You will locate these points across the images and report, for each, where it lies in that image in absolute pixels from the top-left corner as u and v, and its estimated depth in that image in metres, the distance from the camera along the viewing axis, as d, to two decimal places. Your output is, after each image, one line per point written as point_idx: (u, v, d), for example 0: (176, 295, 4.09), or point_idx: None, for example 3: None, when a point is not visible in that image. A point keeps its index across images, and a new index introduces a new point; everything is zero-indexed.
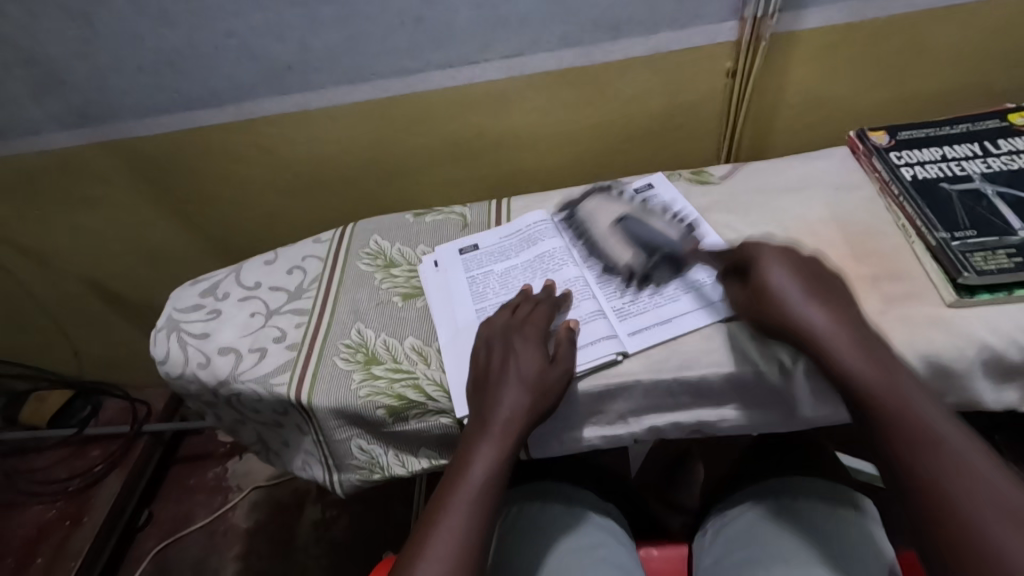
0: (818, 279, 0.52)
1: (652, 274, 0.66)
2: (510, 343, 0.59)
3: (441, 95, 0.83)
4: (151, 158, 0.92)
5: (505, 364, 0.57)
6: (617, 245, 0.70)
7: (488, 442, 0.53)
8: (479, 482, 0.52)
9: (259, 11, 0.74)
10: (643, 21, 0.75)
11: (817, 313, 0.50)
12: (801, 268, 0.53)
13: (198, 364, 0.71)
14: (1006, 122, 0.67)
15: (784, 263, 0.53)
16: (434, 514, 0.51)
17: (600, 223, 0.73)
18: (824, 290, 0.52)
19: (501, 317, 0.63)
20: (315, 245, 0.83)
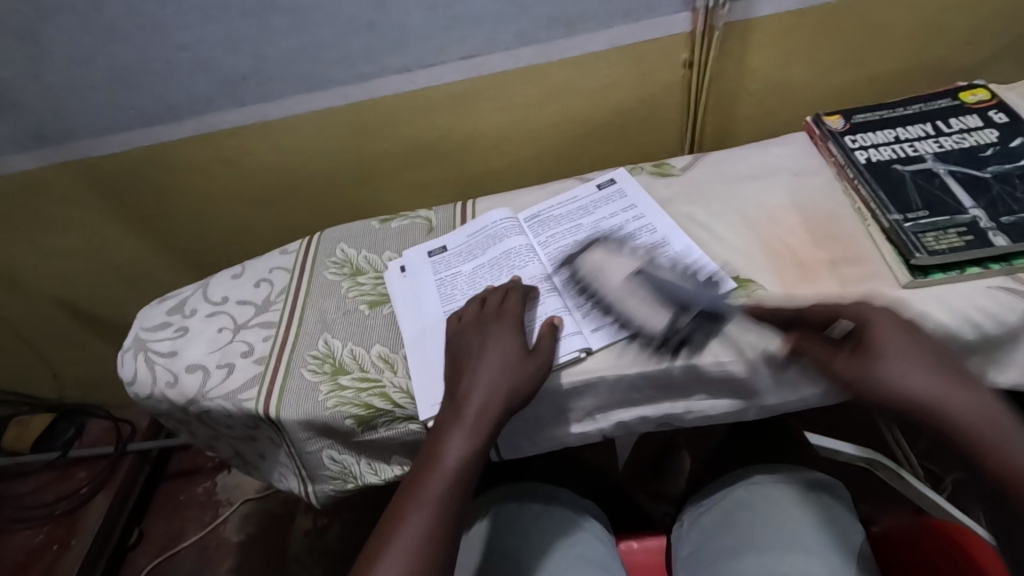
0: (897, 331, 0.48)
1: (736, 282, 0.61)
2: (485, 332, 0.59)
3: (400, 100, 0.82)
4: (113, 176, 0.91)
5: (479, 353, 0.57)
6: (705, 244, 0.66)
7: (462, 428, 0.53)
8: (451, 469, 0.52)
9: (209, 24, 0.73)
10: (597, 16, 0.74)
11: (898, 376, 0.46)
12: (886, 326, 0.48)
13: (166, 383, 0.70)
14: (958, 100, 0.67)
15: (879, 325, 0.48)
16: (406, 494, 0.51)
17: (692, 216, 0.69)
18: (919, 347, 0.47)
19: (475, 310, 0.62)
20: (282, 256, 0.82)
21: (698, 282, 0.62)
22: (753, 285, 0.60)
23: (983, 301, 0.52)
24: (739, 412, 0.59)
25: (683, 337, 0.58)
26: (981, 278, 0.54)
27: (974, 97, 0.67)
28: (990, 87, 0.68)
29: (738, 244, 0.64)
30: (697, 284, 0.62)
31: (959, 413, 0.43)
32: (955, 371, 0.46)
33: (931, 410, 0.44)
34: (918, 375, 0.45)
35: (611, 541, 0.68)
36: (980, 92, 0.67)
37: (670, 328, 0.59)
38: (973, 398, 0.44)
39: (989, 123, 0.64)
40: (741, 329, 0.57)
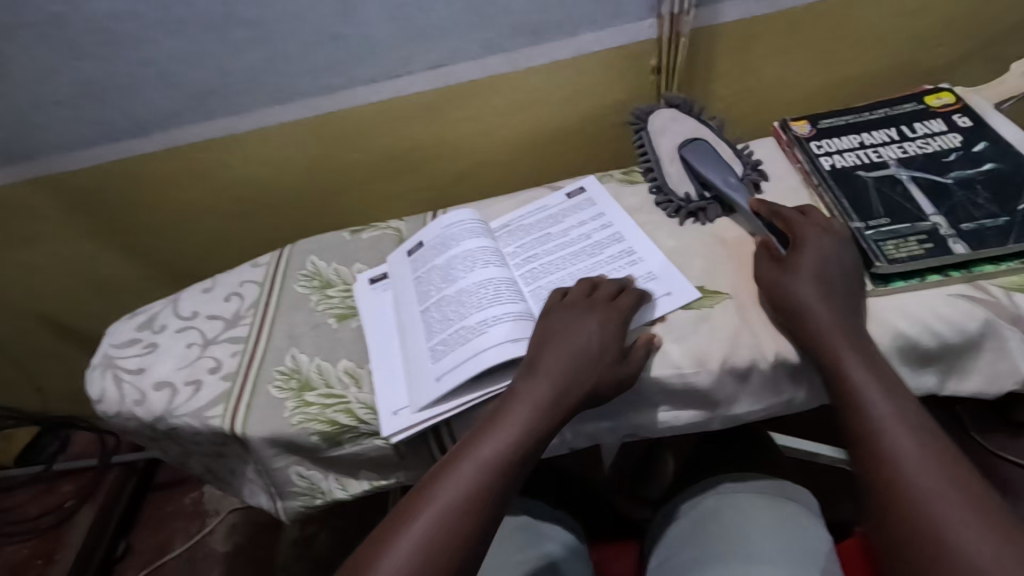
0: (823, 266, 0.53)
1: (700, 211, 0.68)
2: (588, 314, 0.56)
3: (369, 110, 0.82)
4: (85, 191, 0.91)
5: (580, 343, 0.54)
6: (676, 173, 0.70)
7: (534, 398, 0.52)
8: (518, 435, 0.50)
9: (173, 38, 0.73)
10: (562, 24, 0.74)
11: (811, 297, 0.52)
12: (820, 263, 0.53)
13: (134, 401, 0.70)
14: (923, 104, 0.67)
15: (807, 250, 0.54)
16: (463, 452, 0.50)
17: (663, 146, 0.72)
18: (834, 286, 0.53)
19: (580, 293, 0.59)
20: (253, 269, 0.82)
21: (664, 292, 0.61)
22: (719, 295, 0.60)
23: (943, 310, 0.52)
24: (705, 422, 0.59)
25: (698, 208, 0.68)
26: (942, 285, 0.53)
27: (940, 101, 0.67)
28: (955, 91, 0.67)
29: (702, 174, 0.68)
30: (663, 294, 0.61)
31: (885, 409, 0.46)
32: (858, 322, 0.51)
33: (819, 327, 0.51)
34: (824, 299, 0.52)
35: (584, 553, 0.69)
36: (945, 96, 0.67)
37: (693, 196, 0.69)
38: (866, 344, 0.50)
39: (953, 128, 0.63)
40: (705, 339, 0.57)
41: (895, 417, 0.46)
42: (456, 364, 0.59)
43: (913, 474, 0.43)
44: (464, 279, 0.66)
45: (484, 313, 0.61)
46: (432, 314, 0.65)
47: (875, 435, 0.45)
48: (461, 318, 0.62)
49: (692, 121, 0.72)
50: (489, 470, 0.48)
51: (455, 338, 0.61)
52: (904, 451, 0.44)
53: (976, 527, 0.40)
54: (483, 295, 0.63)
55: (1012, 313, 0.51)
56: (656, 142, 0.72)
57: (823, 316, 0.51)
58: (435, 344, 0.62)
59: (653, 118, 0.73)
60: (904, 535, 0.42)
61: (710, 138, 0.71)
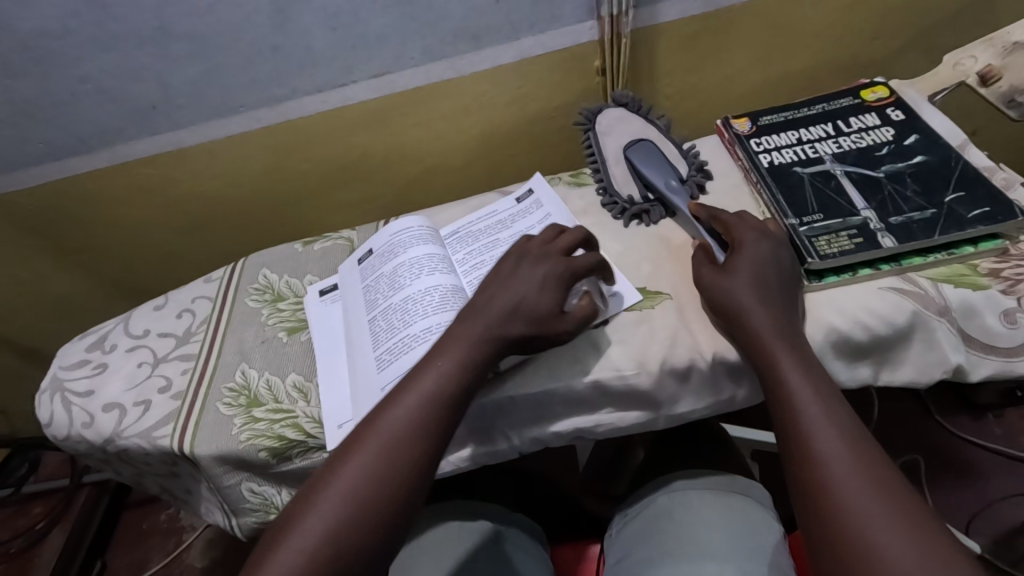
0: (762, 267, 0.53)
1: (643, 214, 0.68)
2: (536, 268, 0.56)
3: (315, 120, 0.81)
4: (33, 211, 0.89)
5: (520, 296, 0.54)
6: (621, 175, 0.71)
7: (445, 359, 0.52)
8: (428, 395, 0.50)
9: (107, 55, 0.72)
10: (502, 28, 0.74)
11: (749, 300, 0.51)
12: (757, 262, 0.53)
13: (83, 424, 0.69)
14: (859, 98, 0.68)
15: (742, 250, 0.55)
16: (361, 432, 0.49)
17: (609, 147, 0.72)
18: (771, 285, 0.52)
19: (541, 241, 0.59)
20: (205, 285, 0.81)
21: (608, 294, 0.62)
22: (660, 296, 0.60)
23: (874, 303, 0.53)
24: (650, 422, 0.59)
25: (641, 209, 0.68)
26: (873, 279, 0.54)
27: (875, 95, 0.67)
28: (890, 84, 0.68)
29: (644, 176, 0.68)
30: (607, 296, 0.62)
31: (815, 405, 0.46)
32: (795, 326, 0.51)
33: (759, 330, 0.50)
34: (760, 301, 0.51)
35: (545, 555, 0.70)
36: (880, 89, 0.68)
37: (637, 199, 0.69)
38: (802, 348, 0.50)
39: (887, 121, 0.64)
40: (644, 341, 0.57)
41: (827, 418, 0.45)
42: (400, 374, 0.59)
43: (840, 478, 0.42)
44: (409, 287, 0.65)
45: (429, 321, 0.61)
46: (379, 324, 0.65)
47: (808, 440, 0.44)
48: (407, 327, 0.62)
49: (638, 121, 0.72)
50: (388, 446, 0.47)
51: (401, 348, 0.61)
52: (832, 455, 0.43)
53: (897, 532, 0.39)
54: (428, 303, 0.63)
55: (939, 304, 0.52)
56: (603, 141, 0.72)
57: (759, 318, 0.51)
58: (381, 354, 0.62)
59: (601, 115, 0.73)
60: (827, 540, 0.41)
61: (655, 138, 0.72)
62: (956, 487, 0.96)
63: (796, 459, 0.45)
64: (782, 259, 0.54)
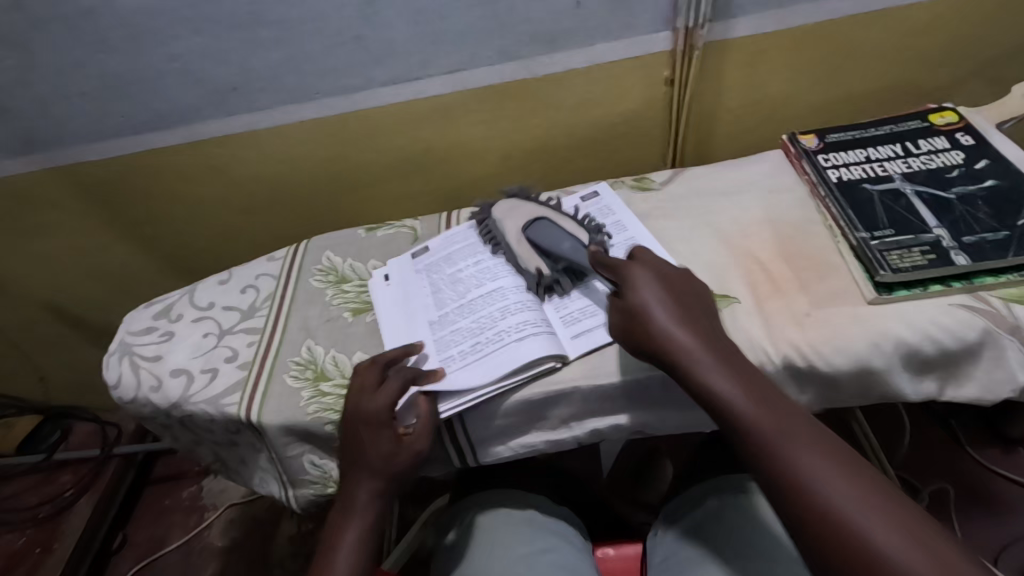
0: (679, 295, 0.55)
1: (556, 284, 0.67)
2: (367, 426, 0.57)
3: (386, 111, 0.83)
4: (101, 182, 0.92)
5: (362, 456, 0.57)
6: (523, 252, 0.70)
7: (370, 477, 0.56)
8: (371, 503, 0.57)
9: (198, 35, 0.75)
10: (579, 34, 0.76)
11: (682, 334, 0.52)
12: (666, 286, 0.55)
13: (150, 388, 0.71)
14: (927, 122, 0.70)
15: (650, 279, 0.56)
16: (328, 547, 0.56)
17: (509, 232, 0.72)
18: (689, 310, 0.54)
19: (356, 389, 0.59)
20: (268, 263, 0.83)
21: None
22: (728, 298, 0.61)
23: (944, 318, 0.54)
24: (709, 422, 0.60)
25: (552, 281, 0.66)
26: (944, 295, 0.55)
27: (943, 119, 0.69)
28: (959, 110, 0.70)
29: (546, 247, 0.68)
30: None
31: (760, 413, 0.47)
32: (722, 340, 0.53)
33: (700, 365, 0.50)
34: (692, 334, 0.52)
35: (587, 548, 0.71)
36: (948, 115, 0.70)
37: (546, 271, 0.67)
38: (734, 359, 0.51)
39: (956, 145, 0.66)
40: None
41: (788, 434, 0.46)
42: (465, 367, 0.61)
43: (830, 489, 0.43)
44: (474, 294, 0.69)
45: (497, 327, 0.64)
46: (445, 324, 0.67)
47: (789, 459, 0.45)
48: (475, 331, 0.64)
49: (528, 206, 0.74)
50: (357, 556, 0.55)
51: (472, 347, 0.63)
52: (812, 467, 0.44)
53: (895, 532, 0.40)
54: (494, 310, 0.66)
55: (1010, 323, 0.53)
56: (501, 226, 0.73)
57: (697, 352, 0.51)
58: (449, 352, 0.64)
59: (493, 215, 0.75)
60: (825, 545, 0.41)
61: (549, 213, 0.72)
62: (989, 517, 0.96)
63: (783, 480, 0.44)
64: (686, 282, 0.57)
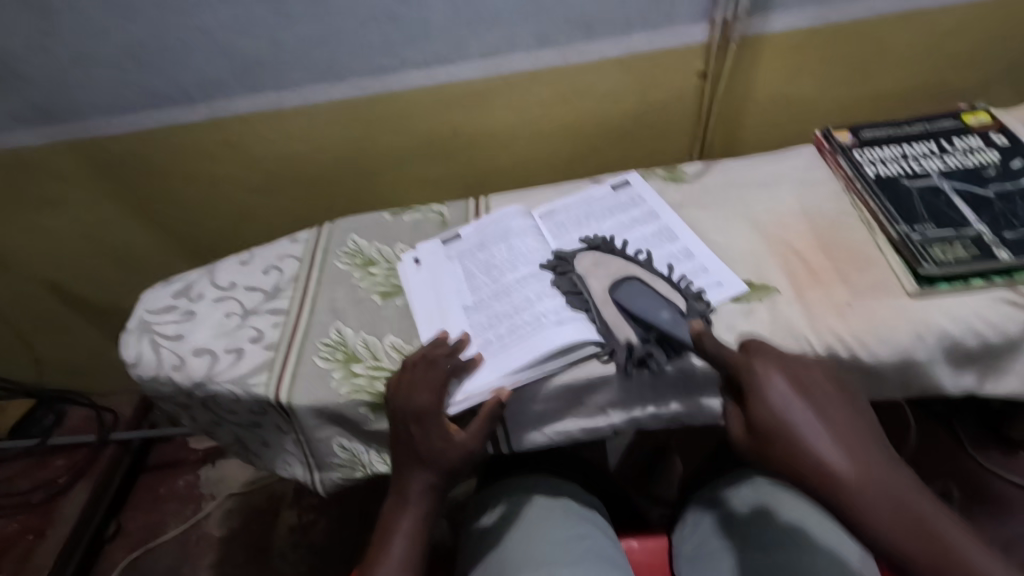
0: (818, 399, 0.45)
1: (648, 359, 0.58)
2: (418, 422, 0.57)
3: (417, 94, 0.82)
4: (116, 157, 0.89)
5: (415, 452, 0.58)
6: (610, 317, 0.61)
7: (423, 470, 0.58)
8: (425, 493, 0.58)
9: (231, 8, 0.73)
10: (616, 22, 0.76)
11: (840, 464, 0.42)
12: (804, 394, 0.45)
13: (172, 366, 0.69)
14: (960, 121, 0.70)
15: (779, 382, 0.46)
16: (385, 532, 0.59)
17: (595, 288, 0.63)
18: (836, 419, 0.44)
19: (405, 384, 0.59)
20: (291, 244, 0.82)
21: (714, 283, 0.62)
22: (768, 289, 0.61)
23: (986, 311, 0.55)
24: None
25: (644, 354, 0.58)
26: (985, 289, 0.56)
27: (976, 119, 0.70)
28: (991, 110, 0.71)
29: (641, 314, 0.59)
30: (713, 285, 0.62)
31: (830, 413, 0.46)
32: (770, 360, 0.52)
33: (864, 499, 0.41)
34: (849, 457, 0.42)
35: (613, 535, 0.70)
36: (981, 114, 0.71)
37: (635, 341, 0.59)
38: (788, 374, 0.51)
39: (991, 144, 0.67)
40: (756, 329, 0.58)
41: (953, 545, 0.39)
42: (504, 351, 0.61)
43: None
44: (509, 280, 0.68)
45: (534, 312, 0.63)
46: (480, 308, 0.66)
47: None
48: (512, 315, 0.64)
49: (616, 261, 0.65)
50: (412, 542, 0.58)
51: (509, 332, 0.62)
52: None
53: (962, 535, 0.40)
54: (530, 295, 0.65)
55: None
56: (586, 283, 0.64)
57: (858, 482, 0.41)
58: (486, 336, 0.63)
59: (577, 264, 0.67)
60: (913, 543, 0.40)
61: (642, 274, 0.63)
62: None
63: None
64: (821, 380, 0.47)
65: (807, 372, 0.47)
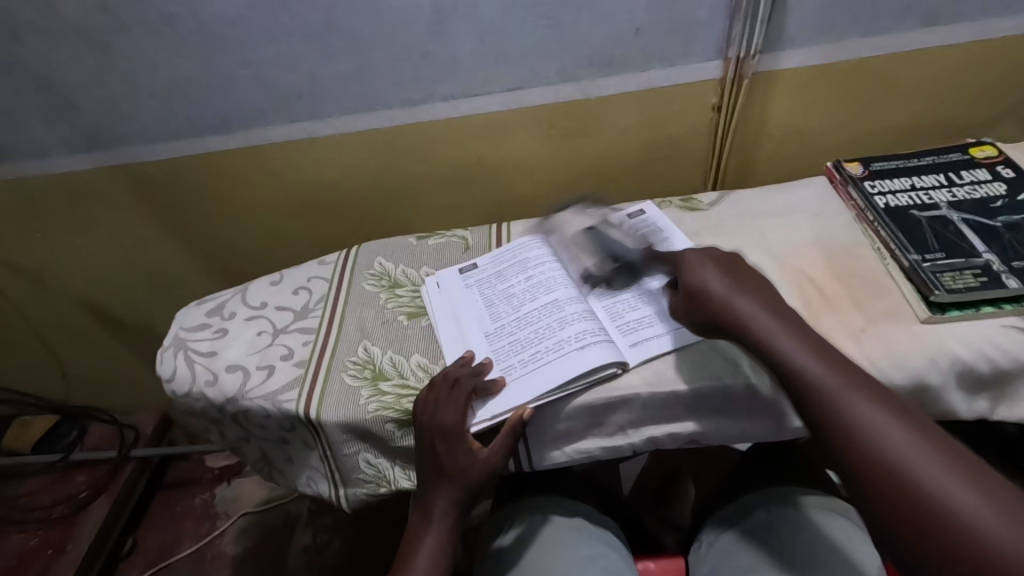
0: (734, 273, 0.58)
1: (608, 280, 0.72)
2: (444, 439, 0.59)
3: (443, 125, 0.87)
4: (155, 181, 0.94)
5: (440, 467, 0.60)
6: (575, 250, 0.75)
7: (447, 486, 0.60)
8: (449, 510, 0.60)
9: (273, 44, 0.78)
10: (635, 58, 0.80)
11: (741, 306, 0.54)
12: (726, 267, 0.59)
13: (205, 381, 0.72)
14: (968, 155, 0.73)
15: (707, 259, 0.60)
16: (410, 549, 0.60)
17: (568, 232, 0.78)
18: (746, 280, 0.57)
19: (432, 402, 0.61)
20: (320, 266, 0.85)
21: None
22: None
23: (996, 337, 0.56)
24: (762, 434, 0.62)
25: (604, 279, 0.72)
26: (995, 317, 0.58)
27: (983, 153, 0.73)
28: (997, 144, 0.74)
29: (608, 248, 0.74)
30: None
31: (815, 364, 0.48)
32: (773, 302, 0.55)
33: (761, 335, 0.52)
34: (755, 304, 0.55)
35: (629, 556, 0.71)
36: (988, 149, 0.73)
37: (596, 269, 0.72)
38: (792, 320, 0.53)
39: (998, 177, 0.69)
40: None
41: (938, 507, 0.39)
42: (528, 375, 0.63)
43: (894, 445, 0.42)
44: (529, 307, 0.71)
45: (556, 337, 0.65)
46: (503, 333, 0.69)
47: (842, 421, 0.45)
48: (535, 341, 0.66)
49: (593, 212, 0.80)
50: (437, 558, 0.59)
51: (532, 357, 0.64)
52: (874, 426, 0.43)
53: (967, 489, 0.39)
54: (551, 320, 0.68)
55: None
56: (566, 224, 0.79)
57: (755, 319, 0.53)
58: (510, 361, 0.65)
59: (556, 218, 0.82)
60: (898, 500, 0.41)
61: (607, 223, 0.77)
62: None
63: (839, 438, 0.45)
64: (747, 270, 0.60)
65: (727, 256, 0.61)
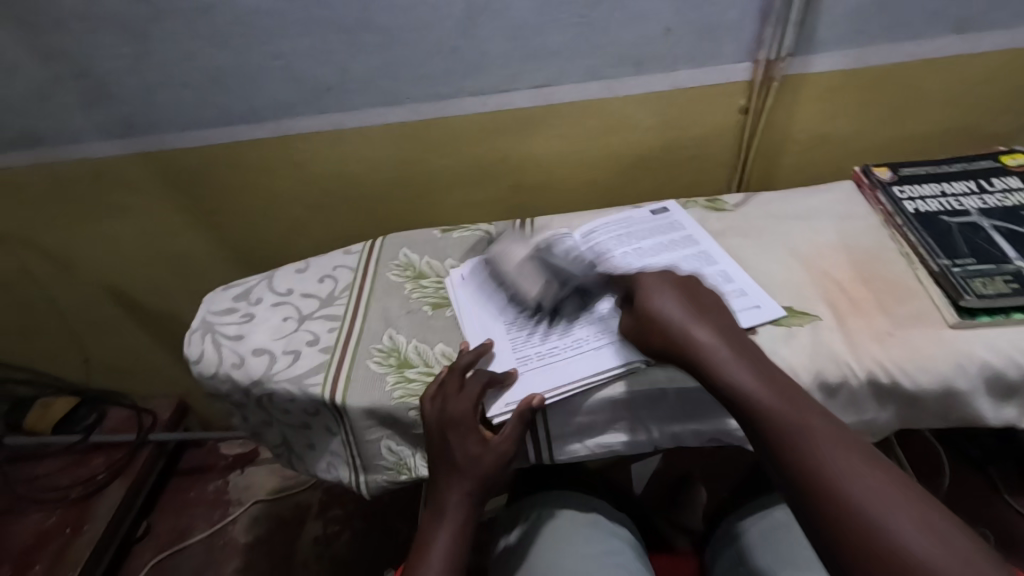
0: (694, 300, 0.58)
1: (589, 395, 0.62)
2: (452, 429, 0.60)
3: (471, 120, 0.87)
4: (185, 169, 0.96)
5: (451, 460, 0.61)
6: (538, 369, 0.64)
7: (457, 474, 0.60)
8: (461, 499, 0.60)
9: (307, 36, 0.80)
10: (665, 58, 0.81)
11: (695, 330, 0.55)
12: (683, 294, 0.59)
13: (232, 364, 0.73)
14: (999, 162, 0.73)
15: (667, 287, 0.60)
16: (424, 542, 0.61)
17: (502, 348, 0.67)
18: (696, 307, 0.58)
19: (441, 394, 0.62)
20: (345, 256, 0.86)
21: (753, 304, 0.64)
22: (808, 315, 0.63)
23: None
24: None
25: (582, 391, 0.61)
26: None
27: (1015, 161, 0.73)
28: None
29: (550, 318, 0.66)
30: (751, 306, 0.64)
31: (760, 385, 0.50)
32: (731, 330, 0.56)
33: (724, 366, 0.52)
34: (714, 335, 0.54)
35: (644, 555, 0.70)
36: (1020, 157, 0.73)
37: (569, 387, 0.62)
38: (744, 348, 0.53)
39: None
40: (795, 352, 0.59)
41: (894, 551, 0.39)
42: (542, 369, 0.64)
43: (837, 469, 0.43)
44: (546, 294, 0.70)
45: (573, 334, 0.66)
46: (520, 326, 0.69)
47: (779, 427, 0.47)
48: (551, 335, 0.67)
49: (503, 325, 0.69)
50: (450, 547, 0.59)
51: (548, 349, 0.65)
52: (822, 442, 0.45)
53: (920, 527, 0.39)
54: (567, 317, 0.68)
55: None
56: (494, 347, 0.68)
57: (710, 345, 0.54)
58: (525, 352, 0.66)
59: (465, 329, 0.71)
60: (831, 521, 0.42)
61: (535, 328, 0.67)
62: None
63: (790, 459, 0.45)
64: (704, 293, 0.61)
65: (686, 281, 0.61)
